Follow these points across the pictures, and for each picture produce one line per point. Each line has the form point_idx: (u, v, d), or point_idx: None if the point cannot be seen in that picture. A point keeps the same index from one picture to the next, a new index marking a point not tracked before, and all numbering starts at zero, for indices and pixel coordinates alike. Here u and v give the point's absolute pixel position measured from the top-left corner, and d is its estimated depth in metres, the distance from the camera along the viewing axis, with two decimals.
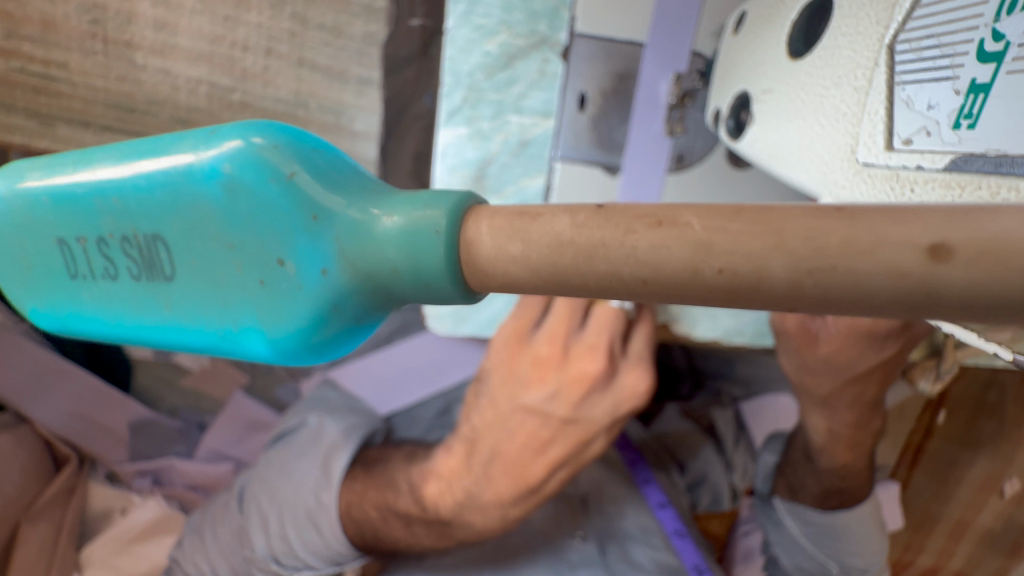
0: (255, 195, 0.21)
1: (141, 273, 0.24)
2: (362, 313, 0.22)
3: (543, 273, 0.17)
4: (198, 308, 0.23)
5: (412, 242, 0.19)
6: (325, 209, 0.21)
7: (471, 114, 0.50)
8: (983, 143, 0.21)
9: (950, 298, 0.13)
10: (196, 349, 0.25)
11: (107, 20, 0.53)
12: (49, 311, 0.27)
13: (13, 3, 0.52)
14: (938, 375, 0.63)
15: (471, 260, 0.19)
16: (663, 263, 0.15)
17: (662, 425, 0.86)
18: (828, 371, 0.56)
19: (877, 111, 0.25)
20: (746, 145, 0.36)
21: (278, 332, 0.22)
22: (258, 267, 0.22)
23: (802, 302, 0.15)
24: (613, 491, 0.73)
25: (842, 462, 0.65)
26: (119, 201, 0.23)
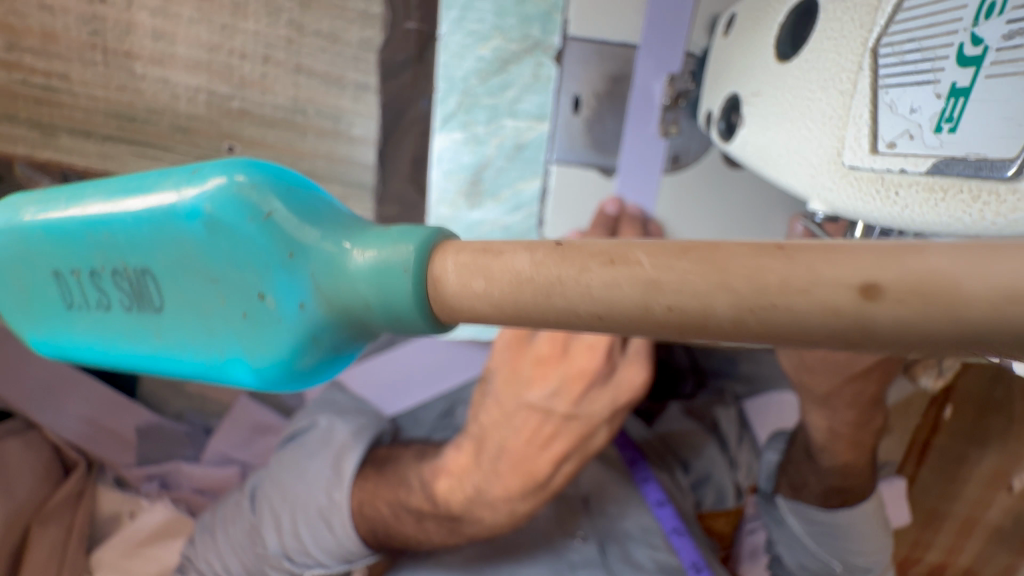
0: (236, 233, 0.22)
1: (131, 305, 0.24)
2: (340, 344, 0.22)
3: (507, 309, 0.18)
4: (185, 339, 0.23)
5: (383, 278, 0.20)
6: (301, 246, 0.21)
7: (466, 119, 0.50)
8: (964, 147, 0.22)
9: (883, 334, 0.13)
10: (185, 377, 0.25)
11: (106, 31, 0.53)
12: (46, 339, 0.27)
13: (14, 15, 0.53)
14: (940, 371, 0.63)
15: (437, 293, 0.19)
16: (614, 301, 0.16)
17: (665, 424, 0.86)
18: (826, 369, 0.56)
19: (862, 114, 0.25)
20: (738, 148, 0.36)
21: (262, 362, 0.22)
22: (240, 300, 0.22)
23: (748, 335, 0.15)
24: (614, 492, 0.74)
25: (842, 461, 0.65)
26: (108, 237, 0.24)
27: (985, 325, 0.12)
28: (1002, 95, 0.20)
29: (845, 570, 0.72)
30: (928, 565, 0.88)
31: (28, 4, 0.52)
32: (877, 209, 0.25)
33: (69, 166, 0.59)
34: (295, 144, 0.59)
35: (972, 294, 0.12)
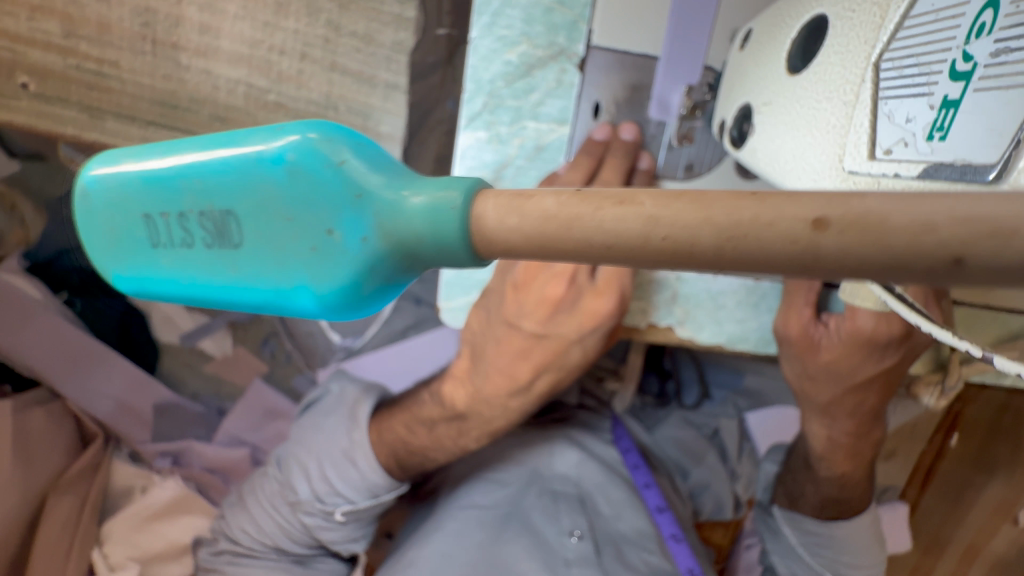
0: (313, 178, 0.24)
1: (212, 242, 0.27)
2: (393, 277, 0.25)
3: (535, 241, 0.20)
4: (259, 271, 0.26)
5: (437, 217, 0.22)
6: (366, 188, 0.24)
7: (490, 119, 0.52)
8: (952, 153, 0.23)
9: (831, 261, 0.16)
10: (253, 309, 0.28)
11: (157, 23, 0.57)
12: (131, 275, 0.30)
13: (74, 6, 0.57)
14: (942, 390, 0.63)
15: (475, 233, 0.22)
16: (622, 233, 0.18)
17: (665, 431, 0.90)
18: (829, 378, 0.57)
19: (863, 122, 0.27)
20: (747, 155, 0.39)
21: (325, 290, 0.25)
22: (311, 235, 0.24)
23: (727, 265, 0.17)
24: (611, 493, 0.75)
25: (840, 472, 0.66)
26: (198, 180, 0.27)
27: (912, 253, 0.15)
28: (987, 107, 0.22)
29: None
30: None
31: None
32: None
33: (112, 148, 0.63)
34: None
35: (897, 225, 0.15)
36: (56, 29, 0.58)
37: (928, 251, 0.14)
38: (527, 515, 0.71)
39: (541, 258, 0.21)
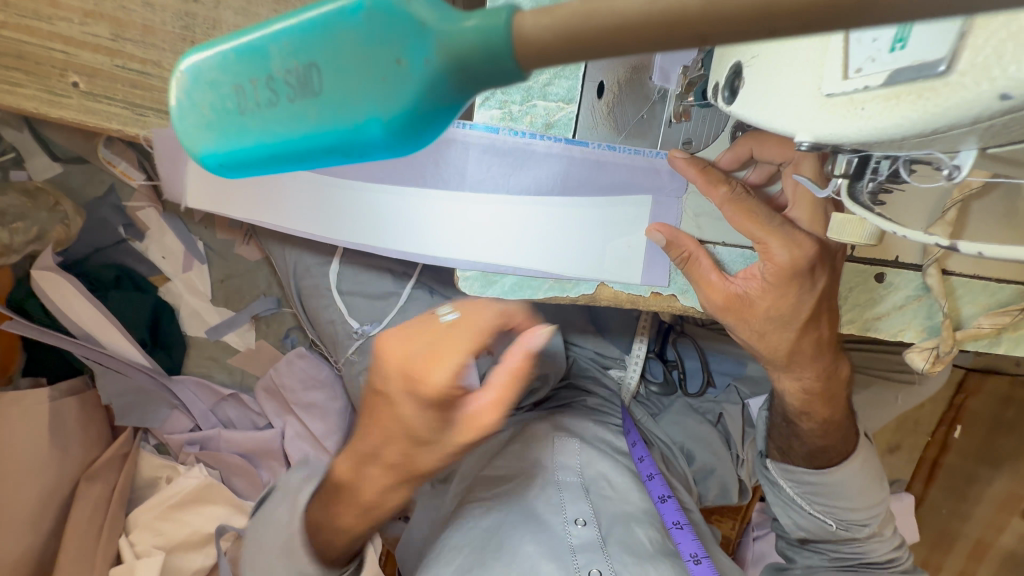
0: (385, 14, 0.24)
1: (295, 94, 0.25)
2: (455, 101, 0.24)
3: (569, 38, 0.20)
4: (337, 114, 0.25)
5: (490, 31, 0.22)
6: (419, 32, 0.23)
7: (503, 99, 0.67)
8: (909, 59, 0.33)
9: (729, 12, 0.18)
10: (326, 158, 0.27)
11: (196, 25, 0.72)
12: (224, 150, 0.28)
13: (122, 11, 0.71)
14: (936, 355, 0.66)
15: (520, 40, 0.21)
16: (718, 17, 0.18)
17: (669, 418, 1.07)
18: (773, 326, 0.68)
19: (837, 49, 0.37)
20: (737, 106, 0.48)
21: (389, 110, 0.24)
22: (387, 56, 0.24)
23: (739, 24, 0.18)
24: (613, 479, 0.90)
25: (819, 419, 0.78)
26: (285, 40, 0.25)
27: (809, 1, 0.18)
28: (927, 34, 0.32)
29: (838, 526, 0.82)
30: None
31: (134, 4, 0.71)
32: (848, 127, 0.37)
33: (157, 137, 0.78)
34: None
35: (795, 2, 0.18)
36: (106, 32, 0.72)
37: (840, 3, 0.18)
38: (532, 504, 0.84)
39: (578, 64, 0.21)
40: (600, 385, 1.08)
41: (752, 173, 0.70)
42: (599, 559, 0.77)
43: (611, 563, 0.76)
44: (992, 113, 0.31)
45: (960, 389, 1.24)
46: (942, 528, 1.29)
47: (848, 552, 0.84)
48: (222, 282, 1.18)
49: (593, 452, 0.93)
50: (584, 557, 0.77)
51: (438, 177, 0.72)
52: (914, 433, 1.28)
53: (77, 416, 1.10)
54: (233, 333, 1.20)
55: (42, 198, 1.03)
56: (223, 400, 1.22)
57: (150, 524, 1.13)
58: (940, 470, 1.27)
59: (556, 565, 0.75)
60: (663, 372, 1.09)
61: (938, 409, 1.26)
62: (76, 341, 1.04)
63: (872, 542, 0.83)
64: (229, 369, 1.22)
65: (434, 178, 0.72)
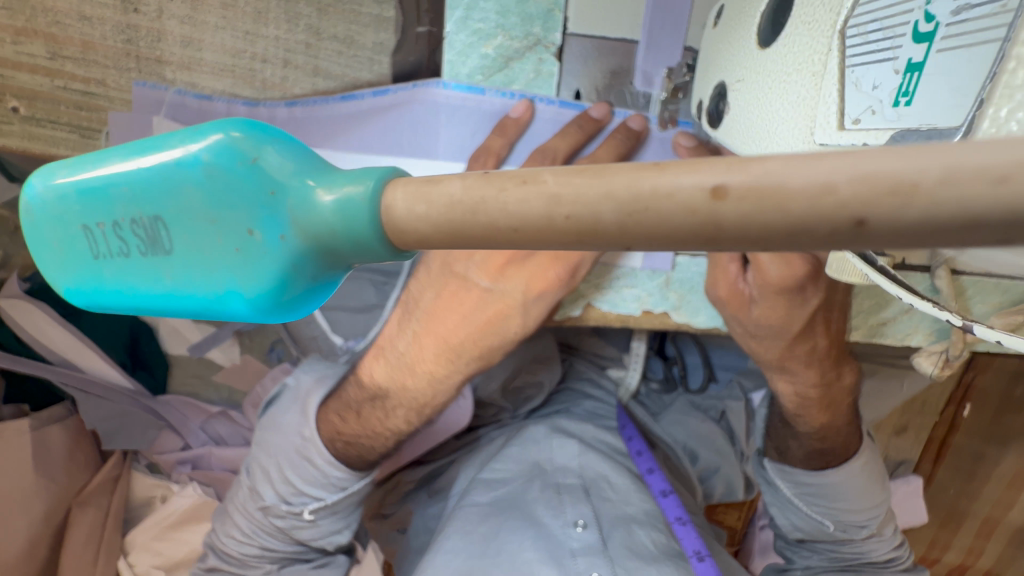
0: (228, 172, 0.28)
1: (146, 249, 0.30)
2: (317, 273, 0.29)
3: (441, 226, 0.24)
4: (191, 276, 0.29)
5: (346, 215, 0.27)
6: (279, 186, 0.28)
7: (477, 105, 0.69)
8: (918, 120, 0.30)
9: (731, 227, 0.19)
10: (188, 312, 0.32)
11: (139, 39, 0.67)
12: (81, 290, 0.33)
13: (57, 27, 0.65)
14: (945, 359, 0.62)
15: (386, 227, 0.26)
16: (671, 220, 0.20)
17: (668, 417, 1.04)
18: (768, 336, 0.63)
19: (832, 92, 0.35)
20: (724, 130, 0.49)
21: (253, 292, 0.29)
22: (234, 237, 0.28)
23: (750, 236, 0.19)
24: (615, 481, 0.83)
25: (817, 424, 0.76)
26: (131, 198, 0.30)
27: (810, 214, 0.18)
28: (941, 70, 0.29)
29: (836, 527, 0.80)
30: (946, 561, 1.30)
31: (70, 17, 0.65)
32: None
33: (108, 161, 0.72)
34: (305, 129, 0.70)
35: (794, 189, 0.18)
36: (43, 52, 0.66)
37: (826, 213, 0.17)
38: (530, 507, 0.78)
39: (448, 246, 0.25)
40: (600, 388, 1.04)
41: None
42: (602, 563, 0.71)
43: (614, 568, 0.70)
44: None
45: (969, 367, 1.16)
46: (951, 508, 1.26)
47: (847, 553, 0.82)
48: None
49: (590, 452, 0.86)
50: (584, 562, 0.71)
51: (417, 145, 0.69)
52: (920, 416, 1.24)
53: (64, 444, 1.08)
54: (216, 350, 1.16)
55: (3, 224, 0.98)
56: (213, 417, 1.19)
57: (148, 545, 1.12)
58: (949, 450, 1.24)
59: (556, 571, 0.70)
60: (663, 369, 1.07)
61: (946, 390, 1.20)
62: (48, 366, 1.01)
63: (871, 542, 0.81)
64: (215, 386, 1.19)
65: (412, 146, 0.69)
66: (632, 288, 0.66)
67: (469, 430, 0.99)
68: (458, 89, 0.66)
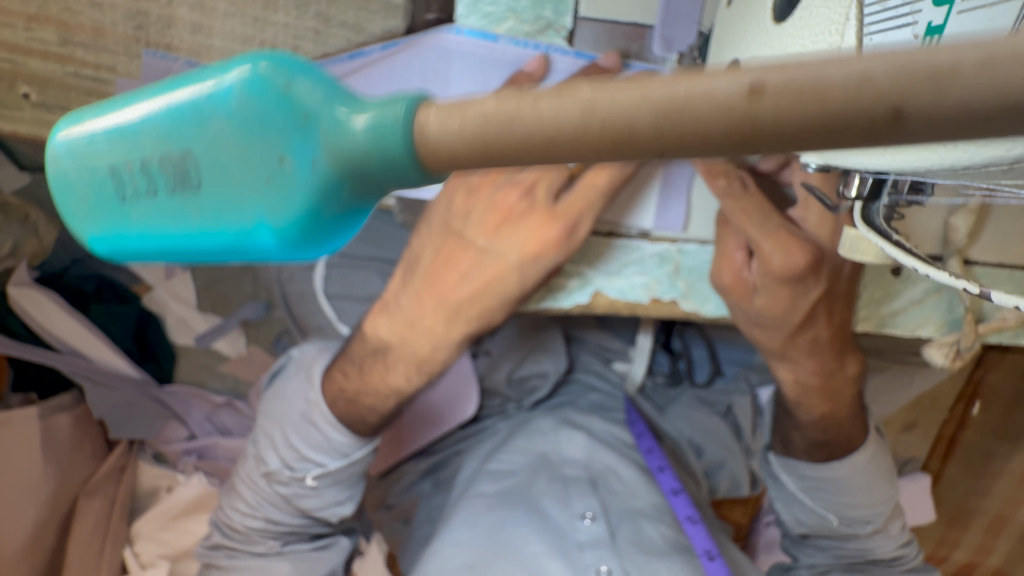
0: (263, 97, 0.23)
1: (170, 189, 0.25)
2: (358, 200, 0.24)
3: (471, 142, 0.20)
4: (220, 216, 0.24)
5: (377, 133, 0.22)
6: (314, 108, 0.23)
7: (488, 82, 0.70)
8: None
9: (768, 127, 0.17)
10: (216, 259, 0.26)
11: (149, 25, 0.67)
12: (108, 237, 0.27)
13: (68, 14, 0.66)
14: (957, 350, 0.61)
15: (421, 146, 0.21)
16: (703, 123, 0.18)
17: (676, 411, 1.03)
18: (773, 324, 0.64)
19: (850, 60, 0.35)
20: None
21: (284, 225, 0.24)
22: (264, 165, 0.23)
23: (785, 138, 0.17)
24: (622, 473, 0.83)
25: (819, 414, 0.75)
26: (158, 128, 0.24)
27: (848, 107, 0.16)
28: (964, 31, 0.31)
29: (841, 522, 0.80)
30: (954, 559, 1.29)
31: (81, 4, 0.66)
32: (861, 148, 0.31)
33: None
34: None
35: (834, 82, 0.16)
36: (54, 38, 0.67)
37: (864, 106, 0.16)
38: (535, 500, 0.78)
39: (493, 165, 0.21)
40: (605, 381, 1.04)
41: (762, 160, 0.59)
42: (610, 557, 0.72)
43: (622, 562, 0.71)
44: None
45: (979, 364, 1.15)
46: (960, 505, 1.25)
47: (852, 550, 0.82)
48: (210, 287, 1.16)
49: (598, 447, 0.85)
50: (592, 557, 0.72)
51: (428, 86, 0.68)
52: (930, 412, 1.24)
53: (69, 432, 1.08)
54: (224, 340, 1.18)
55: (13, 212, 0.99)
56: (220, 408, 1.20)
57: (154, 535, 1.12)
58: (958, 448, 1.23)
59: (562, 564, 0.71)
60: (669, 363, 1.06)
61: (956, 386, 1.20)
62: (57, 355, 1.02)
63: (875, 539, 0.80)
64: (221, 376, 1.20)
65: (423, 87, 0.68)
66: (641, 274, 0.66)
67: (474, 421, 0.99)
68: (472, 35, 0.65)
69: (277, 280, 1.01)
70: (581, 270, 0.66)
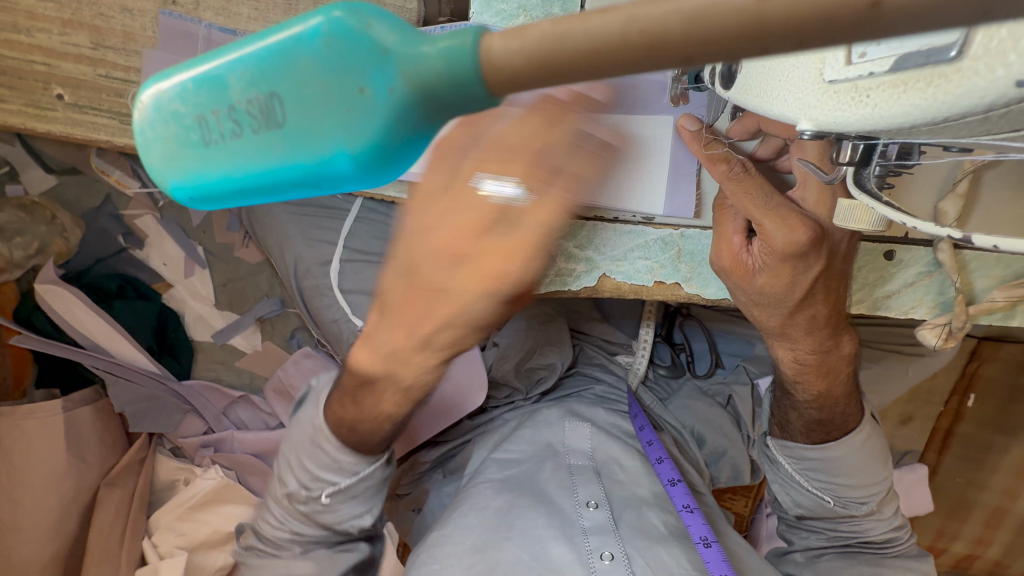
0: (344, 39, 0.22)
1: (255, 128, 0.24)
2: (431, 126, 0.23)
3: (534, 61, 0.20)
4: (304, 148, 0.24)
5: (453, 59, 0.21)
6: (386, 44, 0.22)
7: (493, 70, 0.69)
8: (918, 42, 0.29)
9: (775, 27, 0.17)
10: (301, 190, 0.26)
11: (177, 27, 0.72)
12: (191, 185, 0.26)
13: (101, 19, 0.70)
14: (950, 331, 0.64)
15: (488, 67, 0.21)
16: (720, 26, 0.17)
17: (677, 400, 1.07)
18: (770, 302, 0.65)
19: None
20: (736, 92, 0.43)
21: (365, 149, 0.23)
22: (345, 96, 0.22)
23: (792, 42, 0.17)
24: (626, 463, 0.84)
25: (816, 393, 0.76)
26: (246, 71, 0.23)
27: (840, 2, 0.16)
28: None
29: (835, 501, 0.82)
30: (954, 551, 1.30)
31: (113, 9, 0.70)
32: (853, 113, 0.33)
33: None
34: None
35: None
36: (88, 42, 0.71)
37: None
38: (542, 487, 0.80)
39: (553, 86, 0.20)
40: (608, 372, 1.06)
41: (759, 147, 0.61)
42: (613, 541, 0.72)
43: (624, 546, 0.71)
44: (1007, 102, 0.28)
45: (974, 357, 1.18)
46: (959, 497, 1.27)
47: (845, 531, 0.85)
48: (225, 286, 1.20)
49: (602, 437, 0.87)
50: (597, 540, 0.72)
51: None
52: (927, 404, 1.24)
53: (91, 425, 1.11)
54: (239, 336, 1.22)
55: (39, 213, 1.04)
56: (234, 403, 1.23)
57: (171, 526, 1.14)
58: (955, 440, 1.24)
59: (568, 548, 0.71)
60: (671, 355, 1.09)
61: (951, 380, 1.21)
62: (86, 352, 1.05)
63: (869, 520, 0.83)
64: (237, 371, 1.23)
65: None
66: (645, 258, 0.68)
67: (482, 411, 1.02)
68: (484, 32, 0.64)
69: (291, 276, 1.03)
70: (589, 255, 0.69)
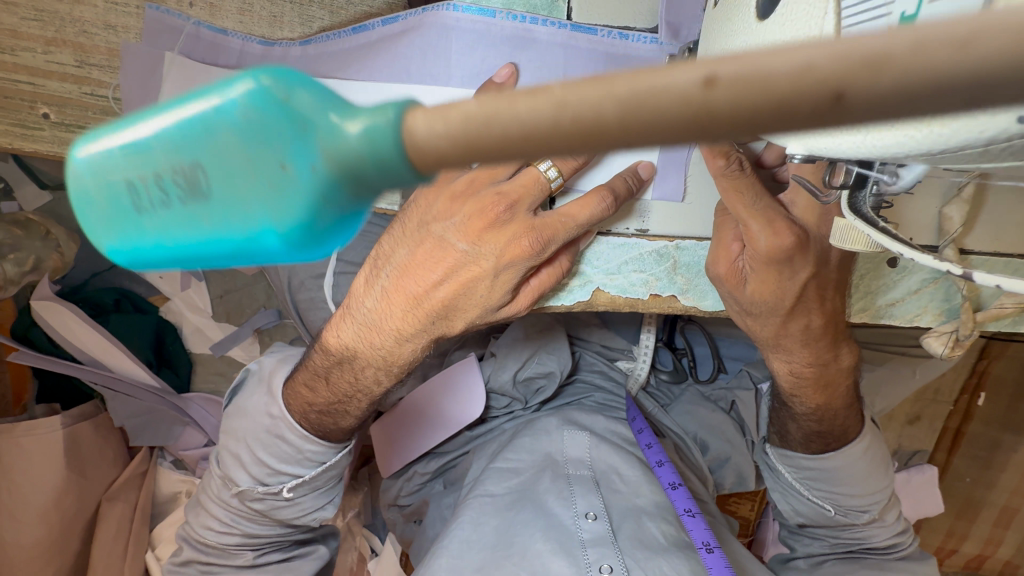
0: (267, 113, 0.20)
1: (179, 200, 0.22)
2: (360, 203, 0.21)
3: (458, 143, 0.18)
4: (229, 224, 0.22)
5: (375, 138, 0.19)
6: (310, 119, 0.20)
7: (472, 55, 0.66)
8: None
9: (723, 118, 0.15)
10: (234, 261, 0.24)
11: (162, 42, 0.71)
12: (126, 251, 0.24)
13: (85, 36, 0.69)
14: (956, 339, 0.62)
15: (410, 148, 0.19)
16: (660, 114, 0.15)
17: (680, 406, 1.05)
18: (767, 309, 0.64)
19: None
20: None
21: (293, 228, 0.21)
22: (267, 172, 0.21)
23: (739, 130, 0.15)
24: (626, 473, 0.83)
25: (813, 405, 0.75)
26: (170, 139, 0.21)
27: (794, 91, 0.14)
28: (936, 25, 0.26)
29: (836, 511, 0.81)
30: (966, 552, 1.28)
31: (96, 26, 0.69)
32: (844, 142, 0.31)
33: None
34: None
35: (784, 69, 0.14)
36: (71, 60, 0.70)
37: (803, 90, 0.14)
38: (542, 498, 0.78)
39: (478, 164, 0.18)
40: (609, 379, 1.04)
41: (765, 151, 0.60)
42: (612, 553, 0.70)
43: (625, 559, 0.69)
44: (1010, 137, 0.25)
45: (983, 355, 1.16)
46: (969, 497, 1.25)
47: (846, 539, 0.83)
48: (222, 297, 1.20)
49: (602, 446, 0.86)
50: (596, 552, 0.70)
51: (427, 71, 0.64)
52: (935, 404, 1.21)
53: (91, 439, 1.11)
54: (237, 348, 1.22)
55: (34, 229, 1.02)
56: None
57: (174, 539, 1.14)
58: (964, 440, 1.22)
59: (567, 562, 0.69)
60: (672, 360, 1.07)
61: (961, 378, 1.19)
62: (82, 367, 1.04)
63: (869, 528, 0.81)
64: None
65: (422, 72, 0.64)
66: (640, 271, 0.67)
67: (481, 421, 1.01)
68: (469, 10, 0.62)
69: (287, 289, 1.03)
70: (581, 268, 0.67)
